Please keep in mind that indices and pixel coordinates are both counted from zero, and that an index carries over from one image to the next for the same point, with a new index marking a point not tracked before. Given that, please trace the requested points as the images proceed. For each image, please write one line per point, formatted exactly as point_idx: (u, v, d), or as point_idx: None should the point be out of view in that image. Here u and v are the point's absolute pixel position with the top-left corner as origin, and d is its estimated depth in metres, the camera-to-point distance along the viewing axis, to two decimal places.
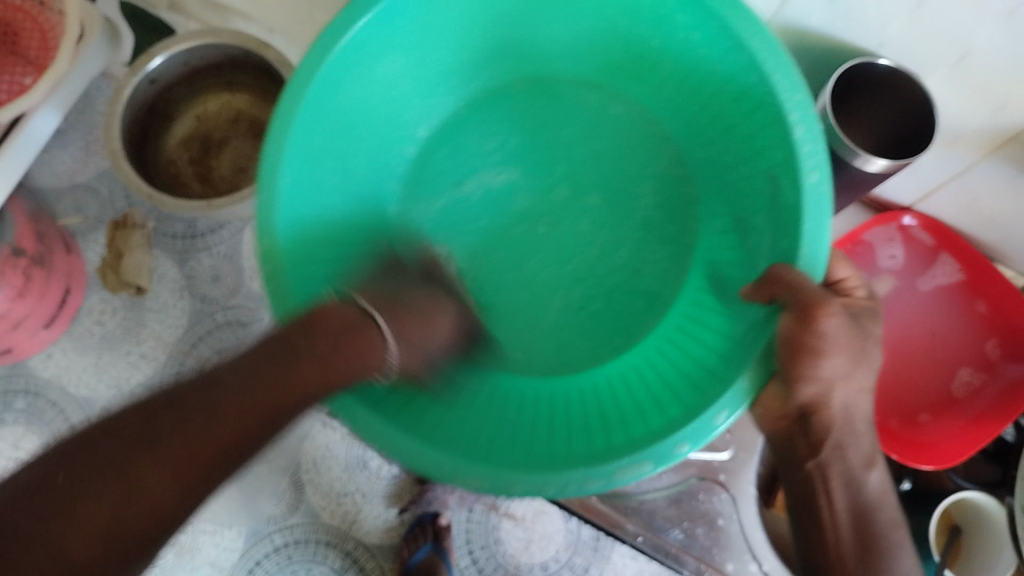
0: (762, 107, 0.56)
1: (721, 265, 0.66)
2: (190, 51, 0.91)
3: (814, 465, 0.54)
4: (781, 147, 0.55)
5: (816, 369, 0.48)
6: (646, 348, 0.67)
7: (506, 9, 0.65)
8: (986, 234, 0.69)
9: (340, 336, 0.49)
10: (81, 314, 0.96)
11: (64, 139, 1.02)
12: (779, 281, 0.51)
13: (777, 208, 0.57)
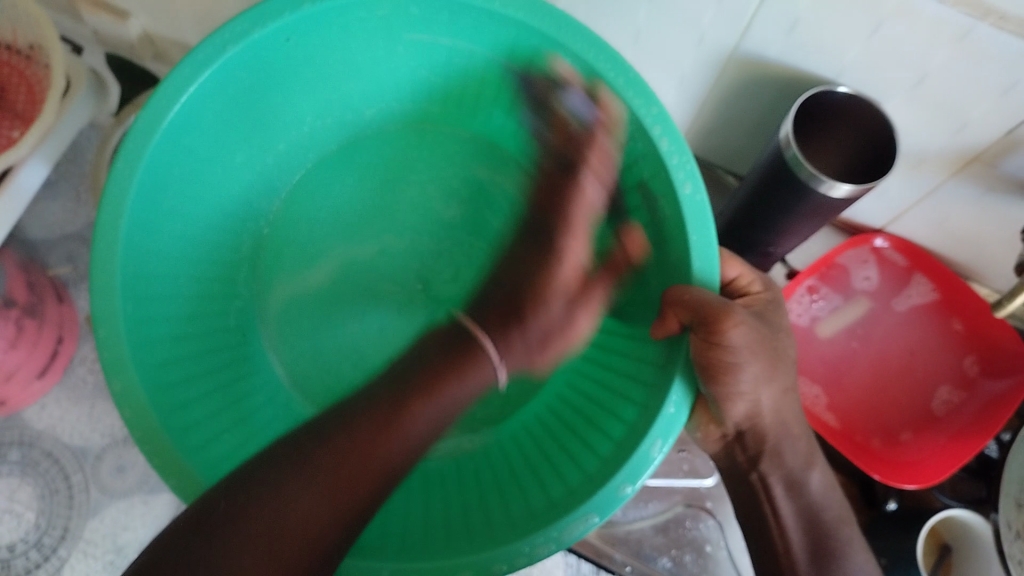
0: (607, 114, 0.60)
1: (620, 281, 0.68)
2: (174, 99, 0.93)
3: (757, 475, 0.57)
4: (646, 153, 0.59)
5: (739, 382, 0.51)
6: (560, 383, 0.68)
7: (431, 51, 0.65)
8: (957, 254, 0.70)
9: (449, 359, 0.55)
10: (74, 363, 0.96)
11: (55, 190, 1.04)
12: (678, 303, 0.53)
13: (656, 223, 0.61)
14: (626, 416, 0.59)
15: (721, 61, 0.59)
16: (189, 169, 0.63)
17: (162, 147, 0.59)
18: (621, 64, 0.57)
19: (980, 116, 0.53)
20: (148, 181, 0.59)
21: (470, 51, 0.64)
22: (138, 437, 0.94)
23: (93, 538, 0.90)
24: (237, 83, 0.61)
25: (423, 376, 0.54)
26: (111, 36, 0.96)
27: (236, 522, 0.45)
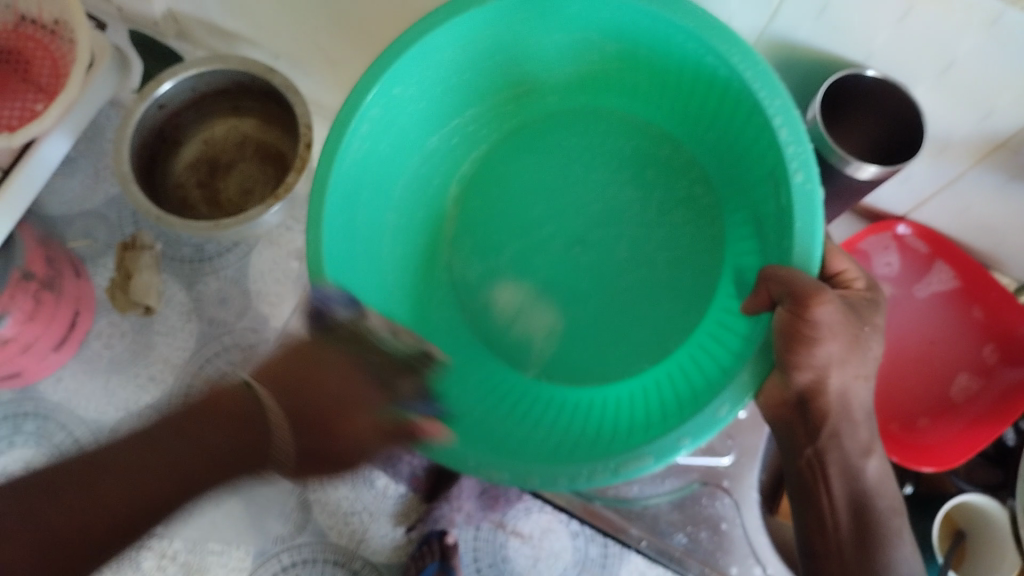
0: (747, 104, 0.57)
1: (744, 269, 0.65)
2: (197, 76, 0.93)
3: (813, 451, 0.56)
4: (774, 155, 0.56)
5: (816, 356, 0.50)
6: (676, 359, 0.66)
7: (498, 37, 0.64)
8: (978, 242, 0.70)
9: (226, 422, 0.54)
10: (90, 338, 0.98)
11: (74, 165, 1.04)
12: (773, 279, 0.53)
13: (778, 208, 0.57)
14: (711, 386, 0.58)
15: (748, 43, 0.59)
16: (370, 173, 0.66)
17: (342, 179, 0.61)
18: (748, 55, 0.54)
19: (1007, 104, 0.53)
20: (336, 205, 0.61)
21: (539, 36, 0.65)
22: (153, 410, 0.95)
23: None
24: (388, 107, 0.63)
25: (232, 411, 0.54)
26: (135, 13, 0.97)
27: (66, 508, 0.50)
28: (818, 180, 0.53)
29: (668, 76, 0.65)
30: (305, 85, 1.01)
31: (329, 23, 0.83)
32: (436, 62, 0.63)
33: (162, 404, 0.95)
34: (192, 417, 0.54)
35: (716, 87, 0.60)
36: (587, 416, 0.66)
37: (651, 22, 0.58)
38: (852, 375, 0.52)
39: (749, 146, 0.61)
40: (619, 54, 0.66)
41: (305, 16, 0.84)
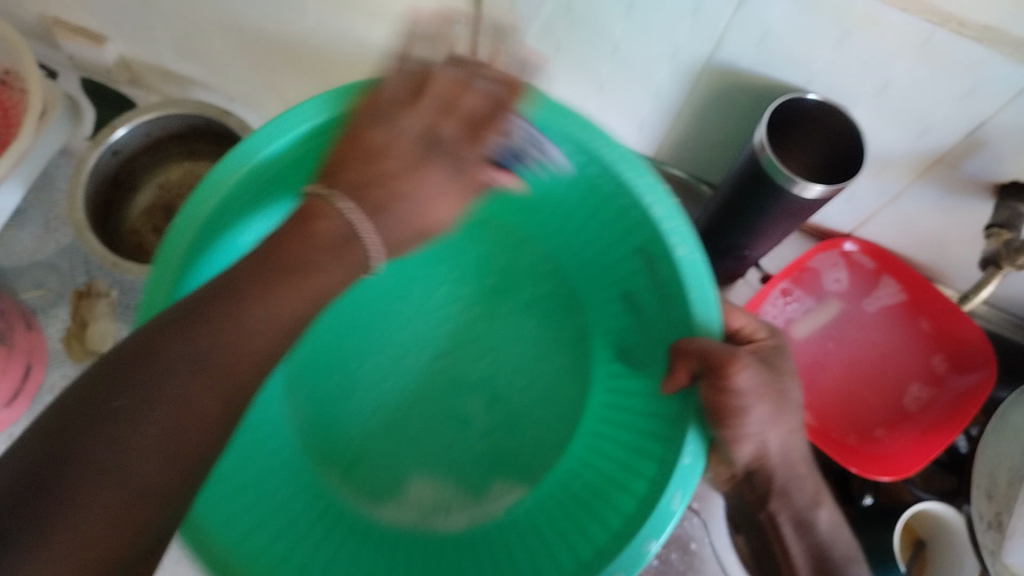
0: (614, 188, 0.62)
1: (625, 337, 0.69)
2: (151, 121, 0.93)
3: (766, 514, 0.58)
4: (647, 230, 0.61)
5: (746, 424, 0.53)
6: (574, 453, 0.68)
7: None
8: (922, 256, 0.73)
9: (310, 245, 0.45)
10: (42, 392, 0.96)
11: (24, 217, 1.03)
12: (686, 353, 0.55)
13: (654, 281, 0.62)
14: (643, 468, 0.60)
15: (696, 71, 0.62)
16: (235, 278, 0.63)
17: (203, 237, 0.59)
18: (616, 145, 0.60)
19: (942, 121, 0.56)
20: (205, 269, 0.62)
21: None
22: None
23: None
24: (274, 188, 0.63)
25: (287, 259, 0.45)
26: (87, 62, 0.97)
27: (110, 470, 0.37)
28: (701, 250, 0.59)
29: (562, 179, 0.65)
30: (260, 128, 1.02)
31: (282, 66, 0.84)
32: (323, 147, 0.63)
33: None
34: (279, 269, 0.44)
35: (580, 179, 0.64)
36: (502, 551, 0.65)
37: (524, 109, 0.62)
38: (786, 433, 0.55)
39: (621, 228, 0.65)
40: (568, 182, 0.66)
41: (260, 59, 0.85)
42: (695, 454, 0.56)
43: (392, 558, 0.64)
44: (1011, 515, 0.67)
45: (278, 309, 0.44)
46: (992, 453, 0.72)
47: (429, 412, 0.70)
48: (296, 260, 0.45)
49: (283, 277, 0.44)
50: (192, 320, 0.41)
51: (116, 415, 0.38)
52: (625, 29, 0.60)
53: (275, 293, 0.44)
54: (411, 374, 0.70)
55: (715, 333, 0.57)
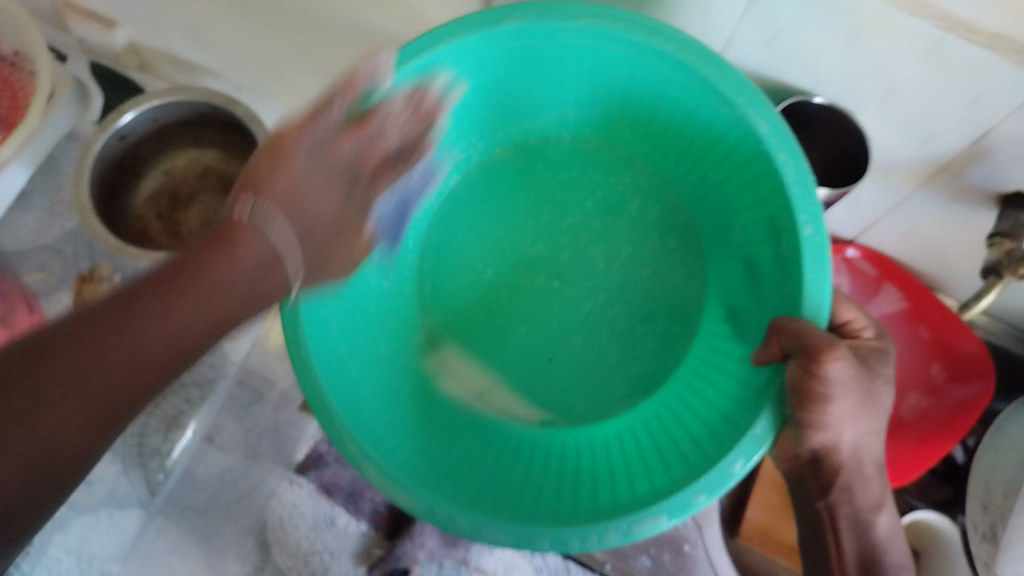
0: (746, 141, 0.56)
1: (735, 299, 0.65)
2: (158, 107, 0.94)
3: (823, 505, 0.58)
4: (778, 199, 0.55)
5: (828, 417, 0.50)
6: (662, 399, 0.66)
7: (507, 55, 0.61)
8: (923, 264, 0.73)
9: (211, 246, 0.48)
10: None
11: (30, 200, 1.04)
12: (783, 330, 0.52)
13: (778, 259, 0.57)
14: (714, 437, 0.57)
15: None
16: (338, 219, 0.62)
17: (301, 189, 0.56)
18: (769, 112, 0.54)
19: (947, 127, 0.56)
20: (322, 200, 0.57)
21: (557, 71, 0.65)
22: None
23: (59, 557, 0.89)
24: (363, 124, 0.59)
25: (221, 238, 0.49)
26: (96, 46, 0.97)
27: (2, 455, 0.38)
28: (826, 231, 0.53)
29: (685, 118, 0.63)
30: (267, 117, 1.02)
31: (291, 55, 0.84)
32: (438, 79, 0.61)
33: None
34: (182, 278, 0.47)
35: (711, 131, 0.61)
36: (562, 464, 0.64)
37: (619, 46, 0.58)
38: (862, 433, 0.53)
39: (749, 186, 0.60)
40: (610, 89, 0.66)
41: (268, 47, 0.85)
42: (762, 434, 0.53)
43: (445, 454, 0.63)
44: (1004, 527, 0.67)
45: (187, 310, 0.46)
46: (989, 465, 0.72)
47: (507, 350, 0.70)
48: (210, 242, 0.48)
49: (192, 274, 0.47)
50: (102, 316, 0.43)
51: (20, 411, 0.39)
52: None
53: (185, 300, 0.46)
54: (478, 284, 0.71)
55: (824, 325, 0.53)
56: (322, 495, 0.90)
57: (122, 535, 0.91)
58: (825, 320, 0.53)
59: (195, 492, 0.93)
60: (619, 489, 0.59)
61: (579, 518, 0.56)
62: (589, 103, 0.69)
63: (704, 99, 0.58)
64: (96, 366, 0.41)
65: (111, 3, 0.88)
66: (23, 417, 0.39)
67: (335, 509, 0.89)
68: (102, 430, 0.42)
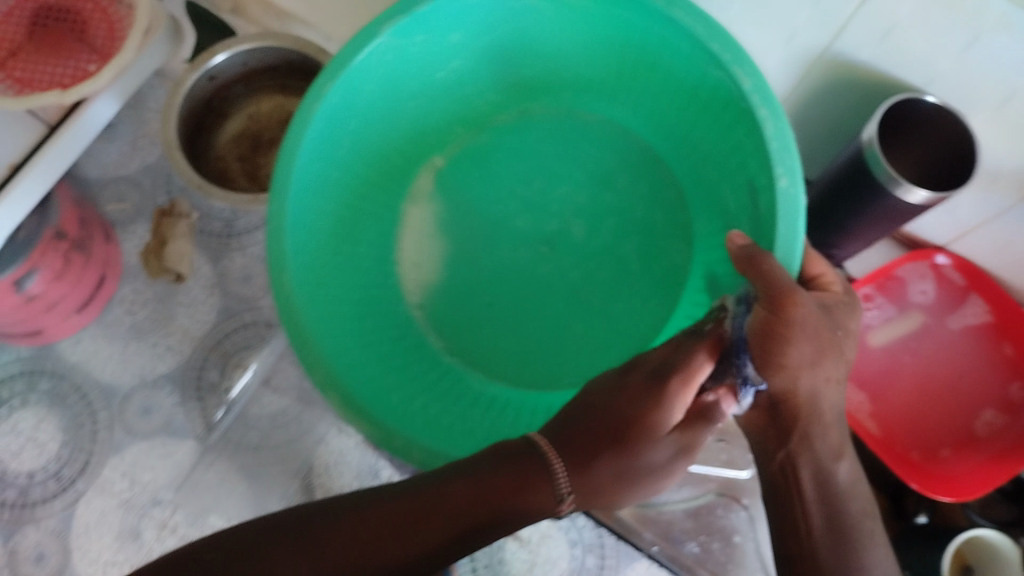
0: (733, 102, 0.59)
1: (714, 267, 0.68)
2: (250, 51, 0.94)
3: (784, 455, 0.54)
4: (755, 165, 0.58)
5: (786, 356, 0.49)
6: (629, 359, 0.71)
7: (507, 31, 0.67)
8: (1016, 278, 0.71)
9: (512, 465, 0.48)
10: (113, 303, 0.99)
11: (115, 132, 1.06)
12: (757, 270, 0.52)
13: (754, 219, 0.60)
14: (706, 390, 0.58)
15: (809, 58, 0.60)
16: (345, 156, 0.68)
17: (316, 136, 0.63)
18: (760, 77, 0.55)
19: None
20: (318, 134, 0.63)
21: (562, 31, 0.66)
22: (167, 381, 0.96)
23: (112, 478, 0.93)
24: (380, 78, 0.66)
25: (522, 468, 0.48)
26: None
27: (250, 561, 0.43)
28: (803, 187, 0.54)
29: (677, 87, 0.65)
30: None
31: (384, 10, 0.84)
32: (436, 38, 0.65)
33: (176, 374, 0.96)
34: (516, 478, 0.48)
35: (699, 100, 0.64)
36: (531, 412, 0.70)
37: (623, 10, 0.61)
38: (822, 380, 0.51)
39: (732, 161, 0.63)
40: (614, 59, 0.68)
41: (363, 1, 0.85)
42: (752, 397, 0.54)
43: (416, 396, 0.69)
44: None
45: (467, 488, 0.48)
46: None
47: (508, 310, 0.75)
48: (494, 479, 0.47)
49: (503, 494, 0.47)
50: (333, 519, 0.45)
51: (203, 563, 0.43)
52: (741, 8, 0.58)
53: (487, 469, 0.48)
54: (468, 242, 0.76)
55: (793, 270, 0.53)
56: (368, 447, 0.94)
57: (176, 467, 0.94)
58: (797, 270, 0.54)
59: (248, 430, 0.96)
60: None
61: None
62: (595, 72, 0.71)
63: (693, 65, 0.60)
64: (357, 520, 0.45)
65: None
66: (324, 540, 0.44)
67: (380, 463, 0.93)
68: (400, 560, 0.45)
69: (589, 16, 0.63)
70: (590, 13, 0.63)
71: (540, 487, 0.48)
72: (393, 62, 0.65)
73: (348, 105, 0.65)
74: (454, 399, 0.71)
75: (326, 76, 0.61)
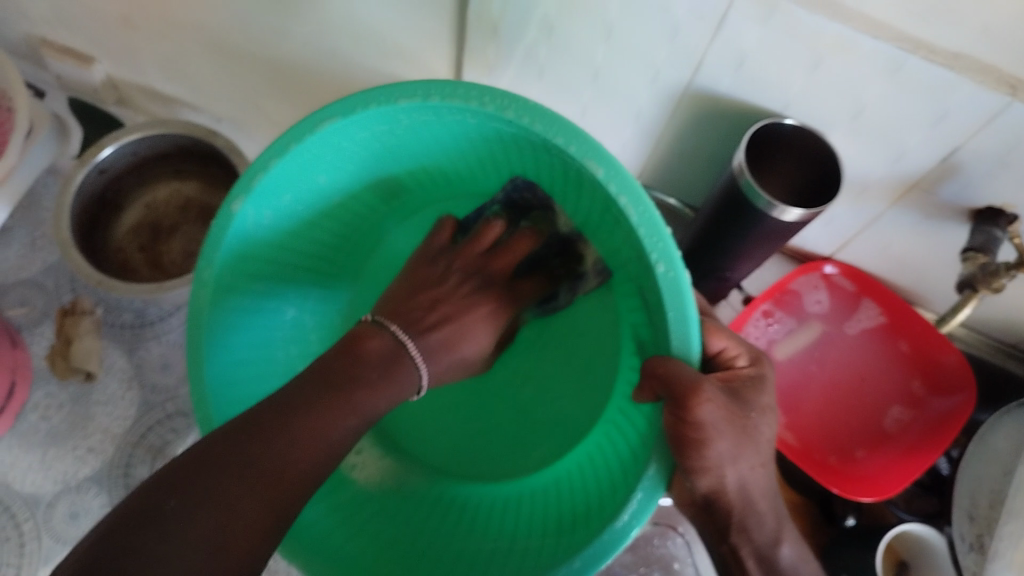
0: (595, 187, 0.56)
1: (639, 331, 0.65)
2: (138, 141, 0.94)
3: (729, 546, 0.57)
4: (642, 261, 0.56)
5: (707, 459, 0.51)
6: (585, 448, 0.68)
7: (371, 147, 0.64)
8: (900, 279, 0.74)
9: (349, 363, 0.55)
10: (26, 410, 0.96)
11: (11, 235, 1.04)
12: (655, 374, 0.53)
13: (652, 291, 0.56)
14: (614, 495, 0.58)
15: (675, 94, 0.62)
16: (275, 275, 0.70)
17: (224, 285, 0.63)
18: (611, 161, 0.53)
19: (918, 145, 0.57)
20: (224, 289, 0.63)
21: (411, 138, 0.63)
22: (92, 483, 0.93)
23: None
24: (287, 217, 0.66)
25: (358, 366, 0.55)
26: (72, 81, 0.97)
27: (185, 511, 0.44)
28: (682, 268, 0.53)
29: (529, 158, 0.62)
30: (247, 147, 1.02)
31: (267, 85, 0.84)
32: (301, 186, 0.64)
33: (100, 475, 0.93)
34: (339, 377, 0.54)
35: (573, 180, 0.60)
36: (510, 515, 0.68)
37: (459, 112, 0.57)
38: (745, 469, 0.53)
39: (614, 225, 0.59)
40: (462, 143, 0.64)
41: (245, 79, 0.85)
42: (653, 481, 0.54)
43: (418, 524, 0.70)
44: (992, 537, 0.68)
45: (330, 423, 0.51)
46: (972, 475, 0.72)
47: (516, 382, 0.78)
48: (338, 377, 0.54)
49: (348, 393, 0.53)
50: (245, 436, 0.48)
51: (165, 510, 0.44)
52: (606, 53, 0.60)
53: (332, 385, 0.53)
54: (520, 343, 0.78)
55: (693, 363, 0.54)
56: None
57: None
58: (696, 360, 0.54)
59: None
60: (519, 548, 0.64)
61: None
62: (472, 163, 0.68)
63: (549, 153, 0.57)
64: (246, 456, 0.47)
65: (87, 37, 0.88)
66: (199, 485, 0.45)
67: None
68: (282, 501, 0.48)
69: (453, 128, 0.61)
70: (446, 120, 0.59)
71: (360, 399, 0.53)
72: (287, 208, 0.65)
73: (229, 281, 0.64)
74: (463, 518, 0.70)
75: (209, 247, 0.61)
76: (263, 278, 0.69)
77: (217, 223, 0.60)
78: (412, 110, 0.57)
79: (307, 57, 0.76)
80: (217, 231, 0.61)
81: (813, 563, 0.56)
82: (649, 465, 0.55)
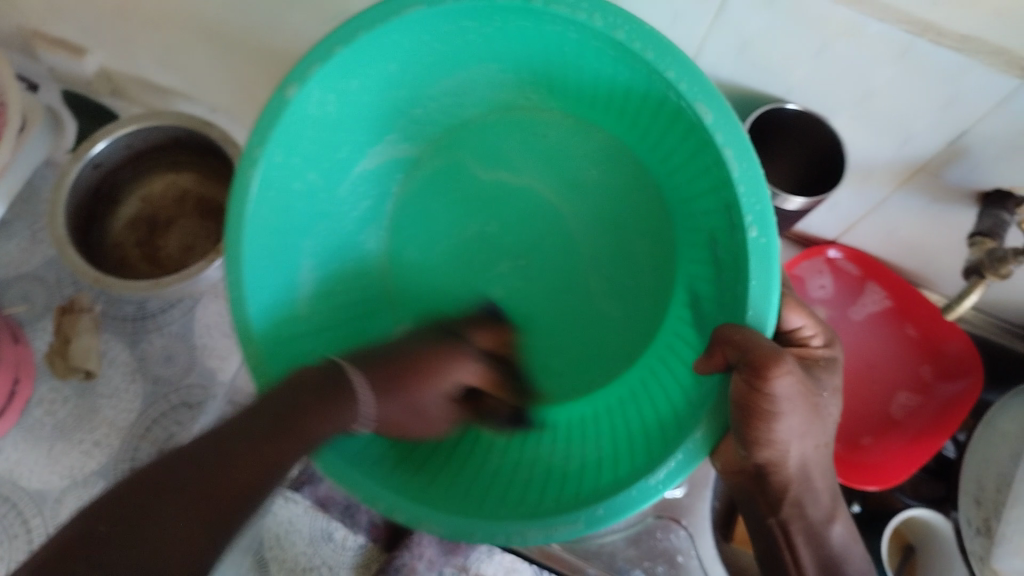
0: (693, 126, 0.54)
1: (698, 284, 0.65)
2: (132, 133, 0.92)
3: (775, 520, 0.58)
4: (724, 188, 0.54)
5: (775, 433, 0.51)
6: (632, 380, 0.69)
7: (439, 53, 0.63)
8: (908, 262, 0.73)
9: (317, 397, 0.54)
10: (31, 405, 0.96)
11: (9, 229, 1.03)
12: (729, 342, 0.51)
13: (733, 247, 0.55)
14: (651, 446, 0.58)
15: None
16: (301, 205, 0.66)
17: (255, 208, 0.59)
18: (719, 104, 0.51)
19: (924, 129, 0.56)
20: (261, 199, 0.59)
21: (463, 37, 0.61)
22: (99, 477, 0.93)
23: None
24: (319, 123, 0.62)
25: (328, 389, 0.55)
26: (67, 74, 0.95)
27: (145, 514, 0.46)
28: (775, 233, 0.50)
29: (616, 88, 0.61)
30: None
31: (263, 75, 0.83)
32: (371, 77, 0.62)
33: (106, 469, 0.93)
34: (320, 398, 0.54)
35: (659, 108, 0.58)
36: (567, 450, 0.66)
37: (554, 25, 0.56)
38: (811, 446, 0.53)
39: (697, 168, 0.58)
40: (533, 63, 0.64)
41: (240, 69, 0.84)
42: (698, 444, 0.54)
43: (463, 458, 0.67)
44: (999, 520, 0.67)
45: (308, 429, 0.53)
46: (980, 458, 0.72)
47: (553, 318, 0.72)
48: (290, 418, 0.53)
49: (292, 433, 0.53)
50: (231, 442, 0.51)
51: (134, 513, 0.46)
52: None
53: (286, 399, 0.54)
54: (509, 279, 0.74)
55: (768, 333, 0.51)
56: (319, 511, 0.89)
57: None
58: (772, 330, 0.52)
59: None
60: (573, 489, 0.60)
61: (521, 516, 0.58)
62: (542, 74, 0.66)
63: (643, 74, 0.56)
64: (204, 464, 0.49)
65: (80, 29, 0.87)
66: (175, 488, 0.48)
67: (332, 525, 0.89)
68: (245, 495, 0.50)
69: (525, 31, 0.59)
70: (541, 25, 0.57)
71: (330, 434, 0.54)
72: (336, 108, 0.63)
73: (281, 166, 0.61)
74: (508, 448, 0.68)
75: (257, 137, 0.57)
76: (291, 201, 0.64)
77: (260, 118, 0.57)
78: (487, 11, 0.56)
79: (300, 43, 0.75)
80: (258, 129, 0.57)
81: (839, 535, 0.58)
82: (695, 430, 0.55)
